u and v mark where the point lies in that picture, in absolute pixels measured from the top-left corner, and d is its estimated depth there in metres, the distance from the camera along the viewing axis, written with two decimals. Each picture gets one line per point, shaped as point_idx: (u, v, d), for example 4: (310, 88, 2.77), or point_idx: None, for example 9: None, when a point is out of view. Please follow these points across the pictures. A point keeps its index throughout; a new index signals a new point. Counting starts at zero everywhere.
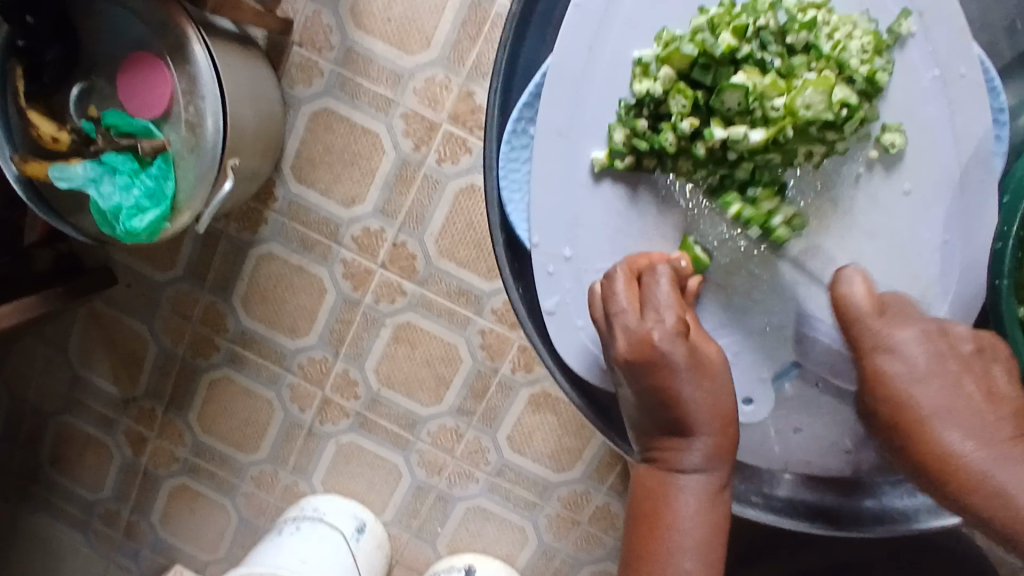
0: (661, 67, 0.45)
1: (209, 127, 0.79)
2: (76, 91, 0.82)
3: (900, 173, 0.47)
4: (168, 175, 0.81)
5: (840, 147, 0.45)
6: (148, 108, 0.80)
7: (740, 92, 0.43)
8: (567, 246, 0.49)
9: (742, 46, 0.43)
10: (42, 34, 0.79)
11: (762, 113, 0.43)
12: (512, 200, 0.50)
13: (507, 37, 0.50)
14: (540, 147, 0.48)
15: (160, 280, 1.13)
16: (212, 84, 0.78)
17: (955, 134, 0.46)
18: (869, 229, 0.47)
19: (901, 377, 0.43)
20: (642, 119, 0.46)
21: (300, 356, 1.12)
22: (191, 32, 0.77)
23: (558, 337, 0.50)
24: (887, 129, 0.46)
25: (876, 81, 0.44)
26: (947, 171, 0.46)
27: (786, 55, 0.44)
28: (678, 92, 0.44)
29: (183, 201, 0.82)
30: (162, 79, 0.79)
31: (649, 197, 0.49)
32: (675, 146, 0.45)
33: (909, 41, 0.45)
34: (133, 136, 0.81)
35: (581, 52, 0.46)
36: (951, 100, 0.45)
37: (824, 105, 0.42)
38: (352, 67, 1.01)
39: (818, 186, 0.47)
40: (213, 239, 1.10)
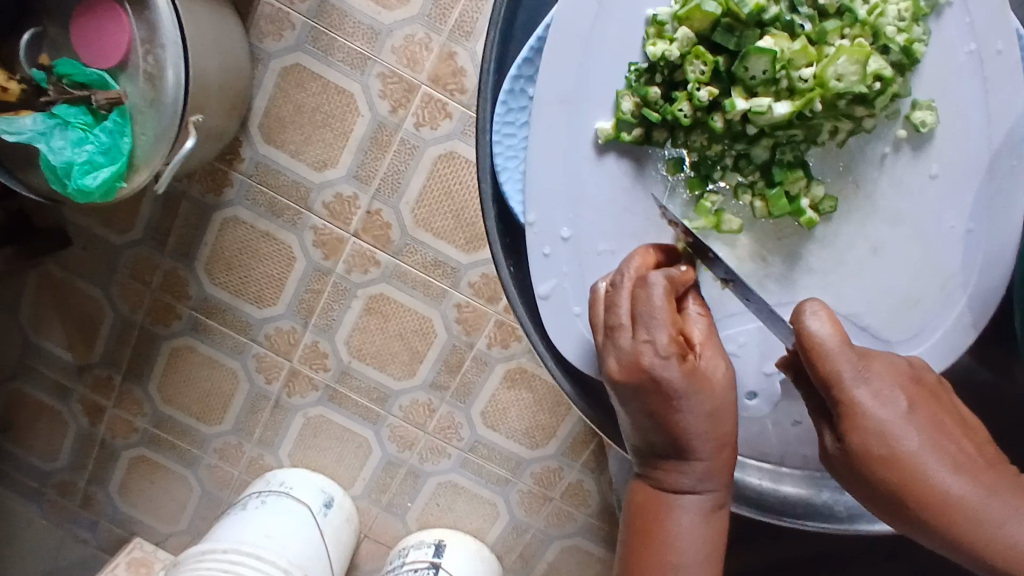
0: (679, 27, 0.42)
1: (169, 80, 0.72)
2: (26, 36, 0.75)
3: (927, 155, 0.44)
4: (124, 130, 0.74)
5: (867, 124, 0.44)
6: (102, 58, 0.73)
7: (768, 58, 0.40)
8: (566, 226, 0.46)
9: (770, 7, 0.41)
10: None
11: (789, 84, 0.41)
12: (507, 167, 0.46)
13: None
14: (540, 114, 0.44)
15: (117, 243, 1.06)
16: (173, 31, 0.71)
17: (988, 112, 0.44)
18: (891, 213, 0.45)
19: (881, 414, 0.37)
20: (655, 87, 0.43)
21: (267, 326, 1.08)
22: None
23: (550, 323, 0.47)
24: (917, 106, 0.43)
25: (913, 52, 0.42)
26: (976, 152, 0.44)
27: (817, 19, 0.41)
28: (697, 56, 0.41)
29: (141, 159, 0.75)
30: (119, 25, 0.72)
31: (657, 171, 0.45)
32: (691, 117, 0.42)
33: (946, 10, 0.42)
34: (87, 87, 0.76)
35: (590, 7, 0.43)
36: (986, 76, 0.43)
37: (857, 77, 0.40)
38: (326, 21, 0.95)
39: (840, 167, 0.45)
40: (174, 200, 1.03)
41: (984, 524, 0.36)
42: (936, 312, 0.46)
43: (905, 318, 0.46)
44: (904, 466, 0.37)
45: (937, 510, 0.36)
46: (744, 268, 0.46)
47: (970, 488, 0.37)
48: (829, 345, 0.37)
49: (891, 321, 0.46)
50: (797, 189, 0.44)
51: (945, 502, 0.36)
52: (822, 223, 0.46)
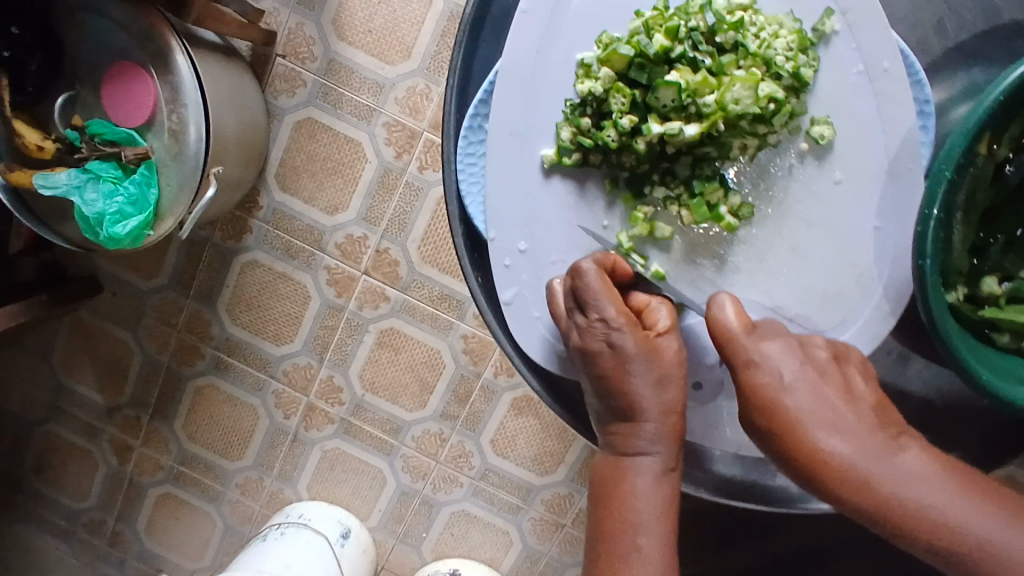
0: (602, 67, 0.47)
1: (191, 136, 0.80)
2: (60, 100, 0.84)
3: (831, 163, 0.50)
4: (151, 182, 0.82)
5: (771, 140, 0.49)
6: (130, 117, 0.81)
7: (674, 89, 0.46)
8: (522, 240, 0.51)
9: (675, 46, 0.46)
10: (22, 41, 0.81)
11: (696, 109, 0.46)
12: (470, 193, 0.52)
13: (462, 40, 0.52)
14: (493, 147, 0.50)
15: (145, 289, 1.14)
16: (195, 93, 0.80)
17: (884, 124, 0.49)
18: (806, 217, 0.51)
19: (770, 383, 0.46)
20: (586, 118, 0.49)
21: (285, 363, 1.14)
22: (174, 41, 0.79)
23: (516, 327, 0.53)
24: (816, 122, 0.49)
25: (801, 77, 0.47)
26: (876, 159, 0.50)
27: (716, 55, 0.47)
28: (617, 91, 0.47)
29: (166, 208, 0.84)
30: (145, 87, 0.80)
31: (598, 189, 0.51)
32: (617, 142, 0.48)
33: (834, 38, 0.49)
34: (116, 144, 0.83)
35: (530, 54, 0.49)
36: (878, 93, 0.49)
37: (751, 100, 0.45)
38: (334, 78, 1.03)
39: (754, 179, 0.51)
40: (197, 247, 1.11)
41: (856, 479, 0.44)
42: (857, 301, 0.52)
43: (830, 310, 0.52)
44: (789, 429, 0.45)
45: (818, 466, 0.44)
46: (678, 272, 0.52)
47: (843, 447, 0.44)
48: (733, 328, 0.48)
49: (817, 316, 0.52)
50: (715, 199, 0.50)
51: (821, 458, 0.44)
52: (743, 227, 0.51)
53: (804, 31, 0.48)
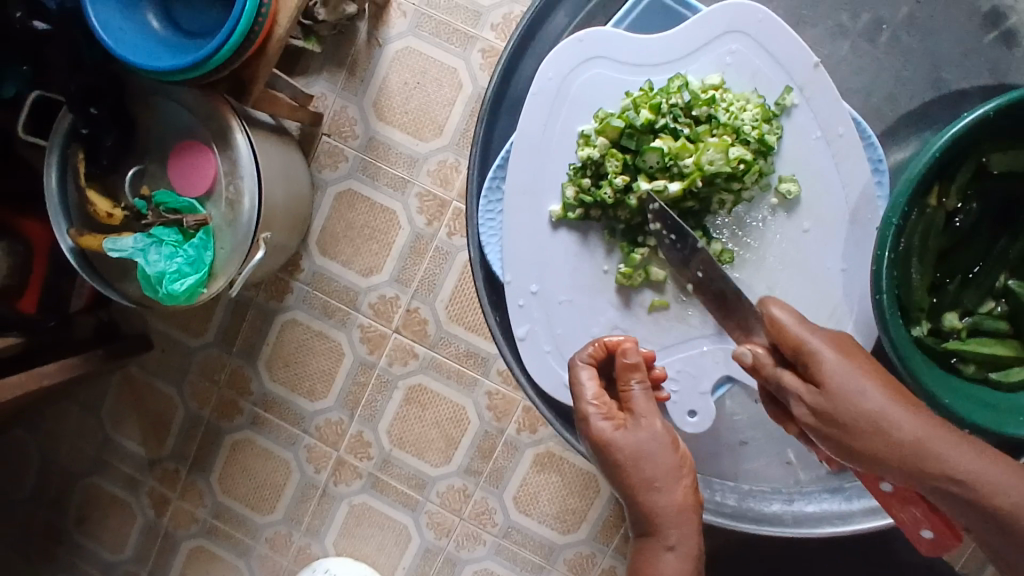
0: (599, 137, 0.61)
1: (246, 205, 0.90)
2: (130, 173, 0.94)
3: (799, 214, 0.62)
4: (208, 246, 0.91)
5: (746, 194, 0.62)
6: (193, 187, 0.91)
7: (658, 154, 0.59)
8: (534, 283, 0.64)
9: (659, 120, 0.60)
10: (100, 121, 0.91)
11: (677, 170, 0.60)
12: (490, 243, 0.65)
13: (482, 115, 0.62)
14: (510, 206, 0.63)
15: (192, 346, 1.22)
16: (250, 167, 0.90)
17: (843, 180, 0.61)
18: (780, 259, 0.63)
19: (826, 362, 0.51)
20: (586, 178, 0.62)
21: (318, 418, 1.19)
22: (234, 122, 0.89)
23: (528, 358, 0.65)
24: (783, 180, 0.62)
25: (766, 142, 0.60)
26: (839, 209, 0.62)
27: (692, 125, 0.60)
28: (612, 156, 0.60)
29: (219, 268, 0.92)
30: (208, 162, 0.90)
31: (597, 238, 0.64)
32: (613, 198, 0.61)
33: (795, 110, 0.61)
34: (179, 212, 0.92)
35: (539, 127, 0.62)
36: (835, 153, 0.61)
37: (723, 161, 0.59)
38: (373, 153, 1.13)
39: (734, 228, 0.63)
40: (243, 307, 1.20)
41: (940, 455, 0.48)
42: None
43: None
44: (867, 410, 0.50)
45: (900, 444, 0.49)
46: (671, 309, 0.64)
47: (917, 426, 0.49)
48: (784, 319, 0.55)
49: None
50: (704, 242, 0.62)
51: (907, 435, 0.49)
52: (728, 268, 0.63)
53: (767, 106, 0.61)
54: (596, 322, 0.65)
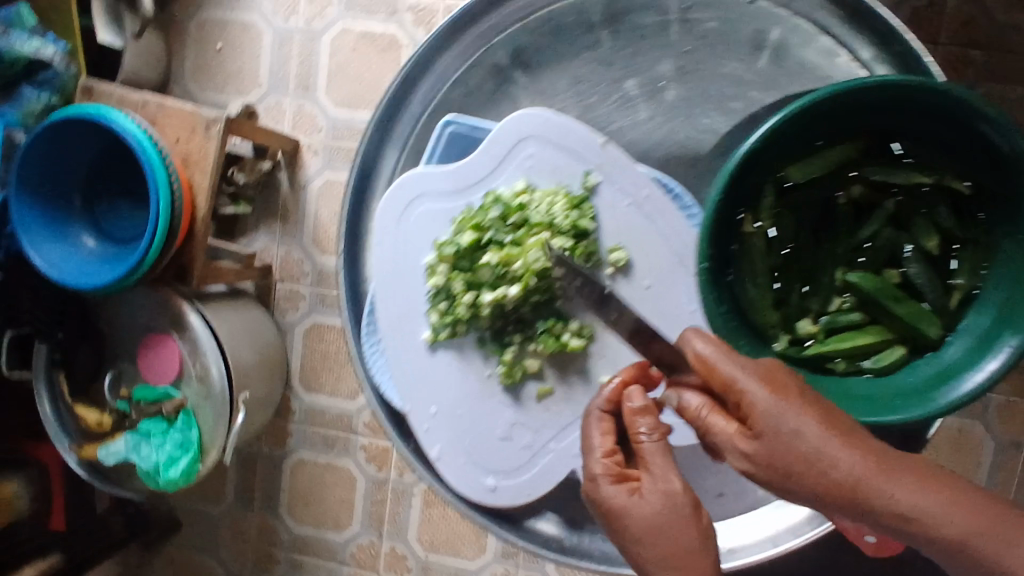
0: (440, 265, 0.69)
1: (215, 376, 0.95)
2: (108, 379, 0.98)
3: (638, 275, 0.66)
4: (192, 424, 0.96)
5: (583, 273, 0.66)
6: (164, 376, 0.96)
7: (491, 266, 0.66)
8: (430, 407, 0.70)
9: (484, 235, 0.67)
10: (69, 340, 0.98)
11: (512, 274, 0.66)
12: (382, 381, 0.72)
13: (341, 276, 0.72)
14: (387, 345, 0.71)
15: (216, 512, 1.26)
16: (210, 342, 0.95)
17: (665, 233, 0.65)
18: (635, 319, 0.67)
19: (765, 412, 0.51)
20: (442, 304, 0.69)
21: (350, 547, 1.21)
22: (186, 305, 0.95)
23: (447, 472, 0.70)
24: (612, 251, 0.66)
25: (580, 225, 0.65)
26: (671, 261, 0.66)
27: (516, 231, 0.67)
28: (456, 278, 0.69)
29: (208, 441, 0.97)
30: (172, 350, 0.96)
31: (468, 354, 0.70)
32: (468, 313, 0.68)
33: (600, 187, 0.66)
34: (157, 401, 0.97)
35: (388, 272, 0.70)
36: (649, 214, 0.66)
37: (546, 258, 0.65)
38: (327, 284, 1.17)
39: (586, 305, 0.67)
40: (252, 461, 1.24)
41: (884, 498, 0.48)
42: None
43: None
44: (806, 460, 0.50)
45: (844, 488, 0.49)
46: (556, 394, 0.68)
47: (855, 464, 0.49)
48: (709, 357, 0.55)
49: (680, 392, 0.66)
50: (560, 329, 0.67)
51: (849, 479, 0.49)
52: (592, 344, 0.67)
53: (573, 193, 0.67)
54: (495, 421, 0.69)
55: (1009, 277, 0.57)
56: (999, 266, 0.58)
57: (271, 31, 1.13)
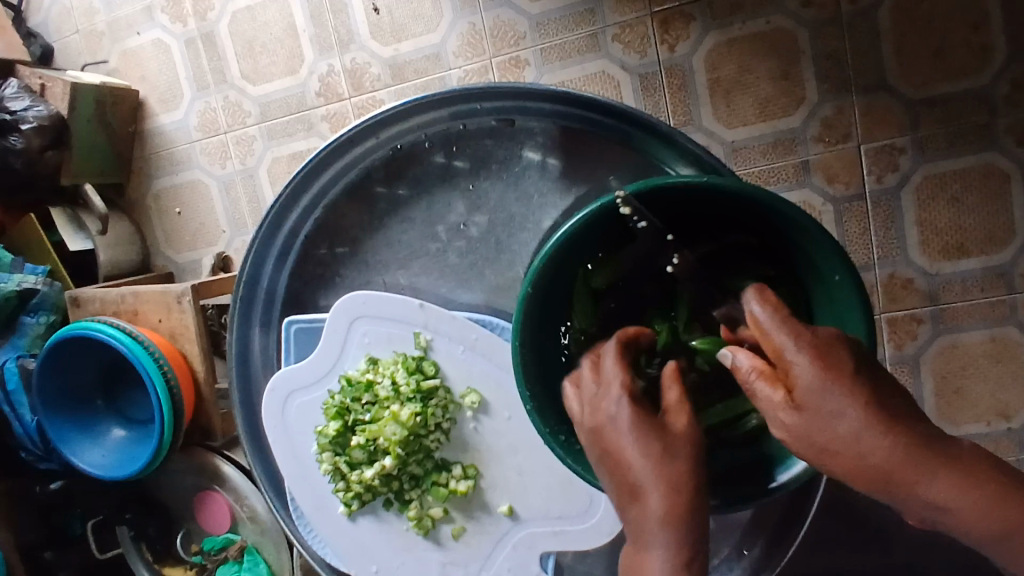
0: (322, 453, 0.71)
1: (263, 512, 1.03)
2: (179, 540, 1.11)
3: (495, 409, 0.69)
4: (258, 559, 1.04)
5: (446, 423, 0.69)
6: (222, 524, 1.07)
7: (360, 446, 0.69)
8: (371, 564, 0.72)
9: (350, 416, 0.70)
10: (137, 518, 1.11)
11: (381, 445, 0.68)
12: (323, 551, 0.73)
13: (260, 475, 0.76)
14: (317, 523, 0.72)
15: None
16: (249, 484, 1.04)
17: (502, 367, 0.68)
18: (509, 449, 0.69)
19: (808, 387, 0.45)
20: (338, 483, 0.71)
21: None
22: (218, 458, 1.05)
23: None
24: (464, 395, 0.69)
25: (422, 386, 0.68)
26: (515, 392, 0.68)
27: (373, 405, 0.69)
28: (336, 462, 0.71)
29: (278, 570, 1.04)
30: (219, 501, 1.06)
31: (384, 514, 0.72)
32: (364, 487, 0.69)
33: (433, 343, 0.69)
34: (223, 548, 1.06)
35: (291, 461, 0.73)
36: (484, 354, 0.68)
37: (402, 429, 0.67)
38: None
39: (462, 449, 0.70)
40: None
41: (917, 491, 0.44)
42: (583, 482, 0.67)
43: (573, 497, 0.68)
44: (837, 449, 0.45)
45: (879, 480, 0.45)
46: (469, 528, 0.70)
47: (895, 455, 0.44)
48: (763, 319, 0.49)
49: (567, 503, 0.68)
50: (447, 478, 0.69)
51: (883, 470, 0.44)
52: (482, 479, 0.69)
53: (411, 357, 0.69)
54: (429, 567, 0.71)
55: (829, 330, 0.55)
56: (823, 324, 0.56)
57: (215, 181, 1.19)
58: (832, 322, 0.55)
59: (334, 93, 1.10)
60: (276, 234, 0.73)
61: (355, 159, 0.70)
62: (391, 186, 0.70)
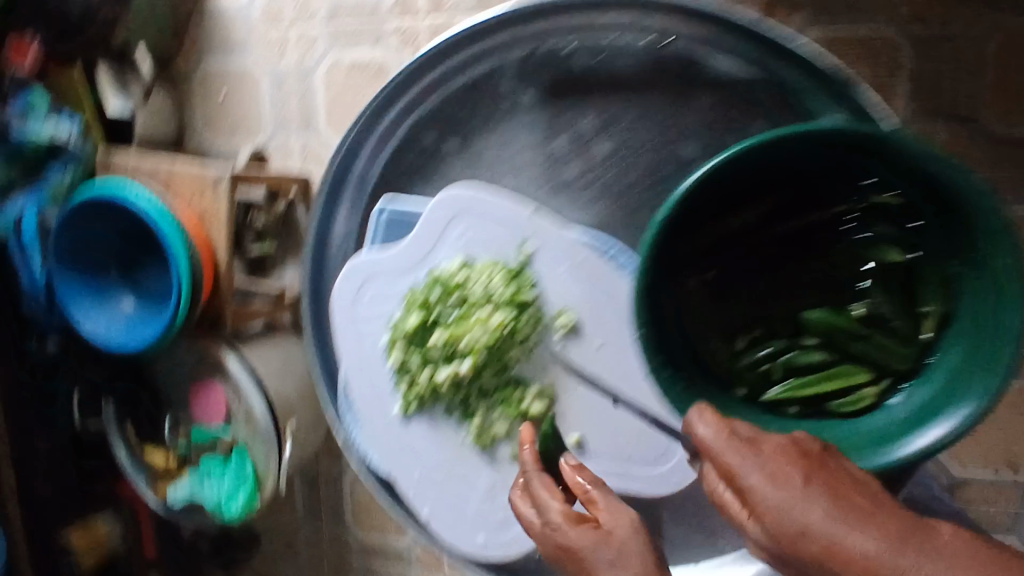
0: (404, 343, 0.80)
1: (260, 414, 1.01)
2: (168, 424, 1.09)
3: (586, 334, 0.75)
4: (245, 459, 1.03)
5: (532, 337, 0.77)
6: (215, 418, 1.04)
7: (444, 338, 0.77)
8: (414, 470, 0.81)
9: (434, 312, 0.78)
10: (132, 394, 1.11)
11: (464, 346, 0.76)
12: (369, 448, 0.82)
13: (327, 365, 0.85)
14: (372, 422, 0.82)
15: (290, 527, 1.34)
16: (250, 382, 1.01)
17: (599, 292, 0.75)
18: (589, 374, 0.76)
19: (754, 499, 0.47)
20: (415, 370, 0.80)
21: (414, 550, 1.27)
22: (224, 352, 1.01)
23: (443, 521, 0.81)
24: (556, 316, 0.76)
25: (518, 297, 0.76)
26: (609, 319, 0.74)
27: (466, 305, 0.77)
28: (423, 352, 0.79)
29: (263, 473, 1.02)
30: (217, 395, 1.03)
31: (443, 419, 0.80)
32: (437, 381, 0.78)
33: (534, 259, 0.76)
34: (211, 441, 1.05)
35: (371, 352, 0.82)
36: (581, 276, 0.75)
37: (488, 333, 0.75)
38: None
39: (539, 366, 0.77)
40: (314, 479, 1.31)
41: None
42: (630, 423, 0.75)
43: (644, 432, 0.74)
44: (818, 551, 0.43)
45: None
46: (536, 439, 0.78)
47: (878, 547, 0.42)
48: (712, 441, 0.51)
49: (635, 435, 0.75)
50: (522, 390, 0.77)
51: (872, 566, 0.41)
52: (553, 399, 0.77)
53: (511, 264, 0.77)
54: (476, 479, 0.80)
55: (969, 316, 0.57)
56: (966, 306, 0.58)
57: (266, 72, 1.14)
58: (975, 315, 0.56)
59: (409, 6, 1.04)
60: (377, 121, 0.80)
61: (481, 54, 0.76)
62: (517, 90, 0.77)
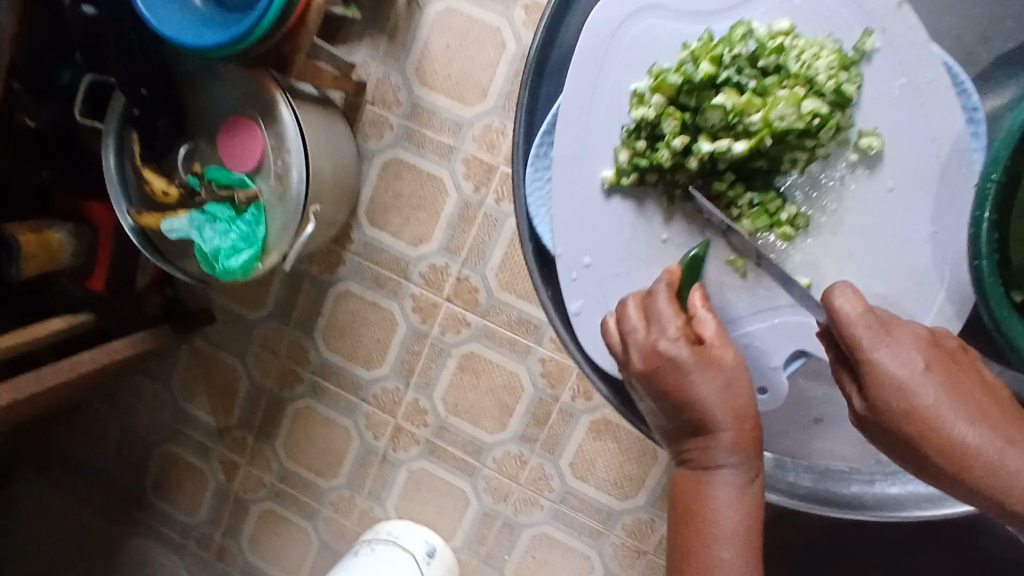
0: (653, 96, 0.57)
1: (295, 178, 0.90)
2: (182, 152, 0.94)
3: (882, 172, 0.57)
4: (260, 220, 0.92)
5: (821, 151, 0.57)
6: (243, 163, 0.91)
7: (721, 111, 0.55)
8: (586, 256, 0.63)
9: (721, 72, 0.56)
10: (151, 102, 0.90)
11: (744, 127, 0.55)
12: (538, 213, 0.64)
13: (527, 78, 0.62)
14: (560, 177, 0.62)
15: (251, 319, 1.26)
16: (296, 139, 0.90)
17: (930, 130, 0.56)
18: (858, 224, 0.58)
19: (897, 382, 0.47)
20: (641, 141, 0.59)
21: (374, 386, 1.21)
22: (279, 95, 0.89)
23: (582, 333, 0.64)
24: (863, 134, 0.57)
25: (843, 93, 0.55)
26: (929, 163, 0.56)
27: (761, 78, 0.56)
28: (668, 115, 0.57)
29: (273, 243, 0.93)
30: (254, 139, 0.90)
31: (654, 206, 0.61)
32: (671, 161, 0.58)
33: (875, 55, 0.55)
34: (230, 187, 0.92)
35: (587, 91, 0.59)
36: (921, 102, 0.55)
37: (795, 116, 0.55)
38: (417, 120, 1.10)
39: (808, 190, 0.59)
40: (297, 280, 1.22)
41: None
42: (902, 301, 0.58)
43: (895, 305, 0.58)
44: (960, 459, 0.45)
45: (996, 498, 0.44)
46: (749, 270, 0.61)
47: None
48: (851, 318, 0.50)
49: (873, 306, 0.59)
50: (775, 206, 0.59)
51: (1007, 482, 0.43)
52: (806, 231, 0.59)
53: (846, 53, 0.55)
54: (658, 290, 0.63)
55: None
56: None
57: None
58: None
59: None
60: None
61: None
62: None
